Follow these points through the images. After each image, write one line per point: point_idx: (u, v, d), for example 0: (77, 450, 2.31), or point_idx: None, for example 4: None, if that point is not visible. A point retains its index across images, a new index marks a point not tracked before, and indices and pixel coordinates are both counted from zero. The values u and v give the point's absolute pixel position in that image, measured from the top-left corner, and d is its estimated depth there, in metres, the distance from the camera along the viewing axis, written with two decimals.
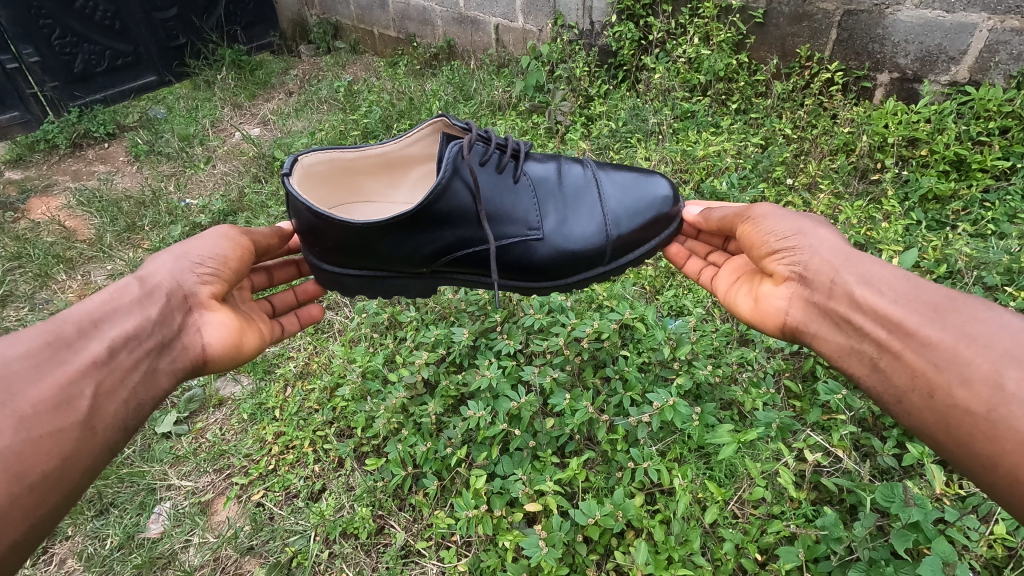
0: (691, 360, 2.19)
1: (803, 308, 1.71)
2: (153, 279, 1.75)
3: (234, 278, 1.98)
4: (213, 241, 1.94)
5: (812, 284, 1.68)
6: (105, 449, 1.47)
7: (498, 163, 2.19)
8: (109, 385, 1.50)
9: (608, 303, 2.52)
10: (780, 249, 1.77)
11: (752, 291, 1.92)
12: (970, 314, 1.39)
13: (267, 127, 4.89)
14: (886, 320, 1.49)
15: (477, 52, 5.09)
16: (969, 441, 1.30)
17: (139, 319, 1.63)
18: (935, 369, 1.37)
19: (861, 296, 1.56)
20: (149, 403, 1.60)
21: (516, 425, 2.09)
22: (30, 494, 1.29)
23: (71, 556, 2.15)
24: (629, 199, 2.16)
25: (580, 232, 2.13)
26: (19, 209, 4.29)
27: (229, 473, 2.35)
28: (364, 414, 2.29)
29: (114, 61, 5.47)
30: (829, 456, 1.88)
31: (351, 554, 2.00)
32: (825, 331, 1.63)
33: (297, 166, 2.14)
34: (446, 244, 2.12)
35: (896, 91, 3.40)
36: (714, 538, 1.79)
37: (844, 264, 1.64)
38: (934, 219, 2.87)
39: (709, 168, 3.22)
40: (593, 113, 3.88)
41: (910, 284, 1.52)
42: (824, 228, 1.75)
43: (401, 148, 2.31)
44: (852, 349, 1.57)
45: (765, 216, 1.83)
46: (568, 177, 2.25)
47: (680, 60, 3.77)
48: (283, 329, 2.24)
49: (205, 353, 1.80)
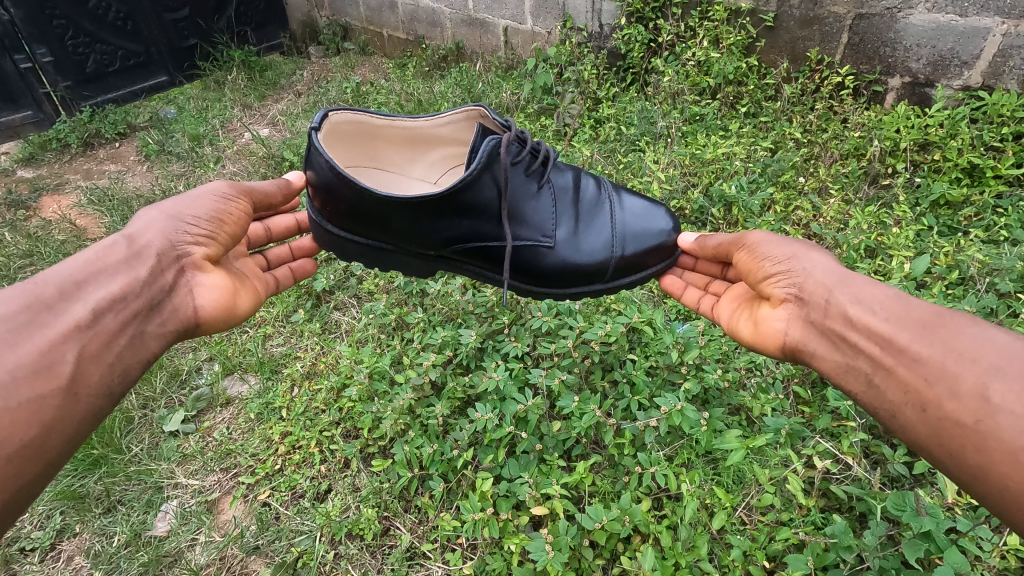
0: (700, 364, 2.18)
1: (802, 328, 1.69)
2: (142, 239, 1.76)
3: (229, 238, 1.99)
4: (206, 199, 1.93)
5: (809, 304, 1.68)
6: (92, 413, 1.51)
7: (528, 166, 2.19)
8: (92, 349, 1.53)
9: (616, 306, 2.52)
10: (776, 272, 1.78)
11: (751, 315, 1.89)
12: (957, 329, 1.40)
13: (277, 128, 4.92)
14: (879, 337, 1.49)
15: (486, 53, 5.10)
16: (959, 452, 1.30)
17: (126, 282, 1.65)
18: (926, 383, 1.38)
19: (855, 315, 1.55)
20: (136, 366, 1.64)
21: (522, 428, 2.09)
22: (16, 457, 1.32)
23: (78, 553, 2.16)
24: (640, 218, 2.17)
25: (589, 247, 2.13)
26: (31, 208, 4.33)
27: (236, 472, 2.36)
28: (371, 415, 2.29)
29: (127, 61, 5.52)
30: (839, 463, 1.86)
31: (357, 556, 2.00)
32: (825, 350, 1.61)
33: (326, 122, 2.12)
34: (462, 233, 2.12)
35: (908, 95, 3.38)
36: (721, 544, 1.77)
37: (837, 284, 1.64)
38: (946, 224, 2.85)
39: (719, 171, 3.21)
40: (602, 115, 3.88)
41: (898, 301, 1.54)
42: (818, 251, 1.76)
43: (431, 126, 2.32)
44: (848, 367, 1.55)
45: (760, 242, 1.85)
46: (584, 190, 2.27)
47: (689, 63, 3.76)
48: (278, 283, 2.33)
49: (197, 315, 1.83)
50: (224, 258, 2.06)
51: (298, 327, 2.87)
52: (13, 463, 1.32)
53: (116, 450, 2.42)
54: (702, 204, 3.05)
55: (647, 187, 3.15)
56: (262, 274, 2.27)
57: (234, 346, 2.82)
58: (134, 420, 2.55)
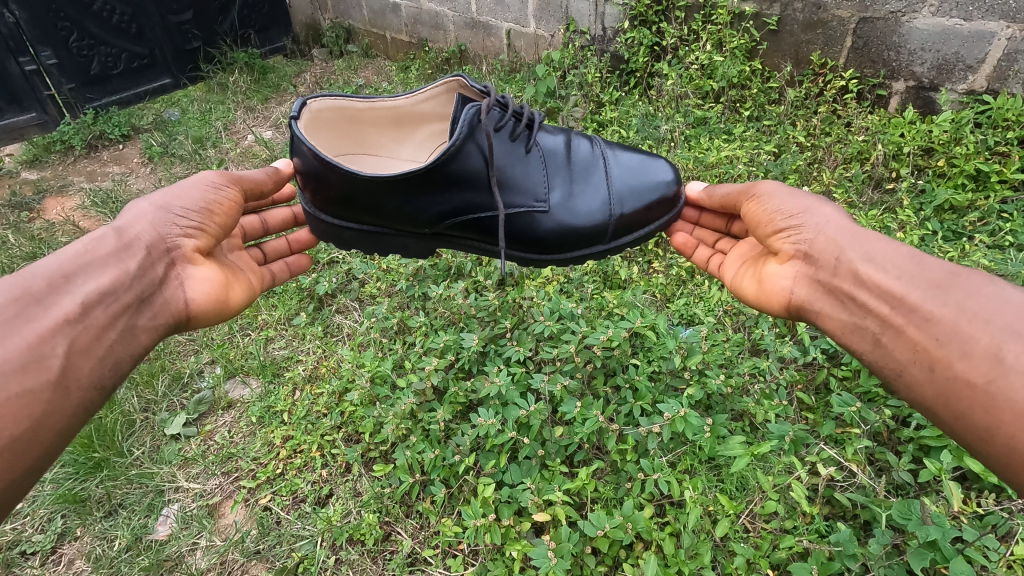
0: (703, 370, 2.17)
1: (808, 286, 1.75)
2: (132, 232, 1.77)
3: (220, 230, 2.00)
4: (197, 188, 1.94)
5: (818, 263, 1.74)
6: (83, 407, 1.51)
7: (512, 131, 2.19)
8: (82, 343, 1.53)
9: (619, 310, 2.51)
10: (786, 227, 1.84)
11: (756, 272, 1.97)
12: (972, 289, 1.44)
13: (280, 130, 4.92)
14: (890, 296, 1.55)
15: (489, 56, 5.10)
16: (966, 413, 1.34)
17: (115, 275, 1.65)
18: (936, 343, 1.42)
19: (866, 273, 1.62)
20: (127, 360, 1.64)
21: (524, 433, 2.08)
22: (7, 450, 1.33)
23: (79, 556, 2.16)
24: (634, 176, 2.15)
25: (585, 208, 2.11)
26: (34, 209, 4.35)
27: (237, 476, 2.35)
28: (373, 420, 2.28)
29: (131, 63, 5.53)
30: (843, 471, 1.85)
31: (358, 561, 1.99)
32: (832, 309, 1.69)
33: (306, 109, 2.13)
34: (454, 207, 2.12)
35: (913, 99, 3.37)
36: (725, 551, 1.76)
37: (849, 242, 1.71)
38: (951, 228, 2.83)
39: (722, 175, 3.20)
40: (605, 119, 3.87)
41: (913, 259, 1.58)
42: (828, 207, 1.83)
43: (413, 103, 2.33)
44: (856, 326, 1.62)
45: (771, 193, 1.91)
46: (576, 151, 2.25)
47: (693, 66, 3.76)
48: (275, 276, 2.34)
49: (189, 309, 1.84)
50: (216, 250, 2.07)
51: (300, 330, 2.87)
52: (3, 456, 1.32)
53: (118, 453, 2.41)
54: None
55: None
56: (258, 267, 2.27)
57: (236, 349, 2.82)
58: (136, 423, 2.54)
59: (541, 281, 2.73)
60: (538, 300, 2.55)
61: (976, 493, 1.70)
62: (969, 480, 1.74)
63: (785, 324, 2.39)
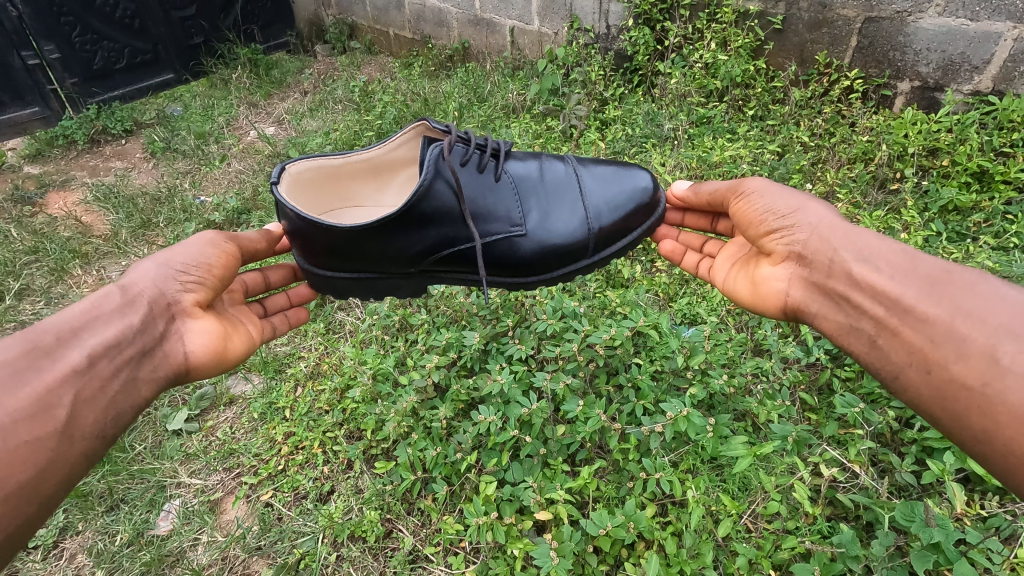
0: (706, 369, 2.17)
1: (803, 289, 1.75)
2: (136, 287, 1.76)
3: (221, 284, 1.96)
4: (200, 246, 1.91)
5: (811, 264, 1.73)
6: (85, 458, 1.51)
7: (479, 162, 2.18)
8: (87, 393, 1.53)
9: (621, 310, 2.50)
10: (779, 228, 1.82)
11: (748, 273, 1.96)
12: (966, 287, 1.45)
13: (283, 126, 4.91)
14: (885, 297, 1.54)
15: (492, 54, 5.09)
16: (964, 415, 1.35)
17: (120, 328, 1.64)
18: (931, 344, 1.43)
19: (859, 273, 1.60)
20: (129, 412, 1.62)
21: (526, 431, 2.07)
22: (10, 498, 1.35)
23: (81, 551, 2.16)
24: (611, 192, 2.14)
25: (562, 228, 2.11)
26: (37, 204, 4.35)
27: (239, 472, 2.35)
28: (375, 417, 2.27)
29: (133, 59, 5.53)
30: (846, 472, 1.84)
31: (359, 558, 1.99)
32: (827, 310, 1.68)
33: (285, 174, 2.14)
34: (433, 242, 2.11)
35: (917, 100, 3.35)
36: (726, 551, 1.75)
37: (841, 241, 1.69)
38: (955, 229, 2.82)
39: (726, 174, 3.19)
40: (608, 117, 3.86)
41: (907, 257, 1.58)
42: (819, 202, 1.81)
43: (387, 151, 2.30)
44: (851, 328, 1.61)
45: (760, 191, 1.88)
46: (549, 174, 2.24)
47: (697, 65, 3.75)
48: (274, 328, 2.26)
49: (189, 361, 1.80)
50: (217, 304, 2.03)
51: (302, 327, 2.87)
52: (6, 503, 1.34)
53: (119, 448, 2.43)
54: None
55: None
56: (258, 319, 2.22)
57: None
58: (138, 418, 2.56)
59: None
60: (541, 299, 2.50)
61: (979, 495, 1.69)
62: (973, 482, 1.73)
63: (789, 324, 2.39)
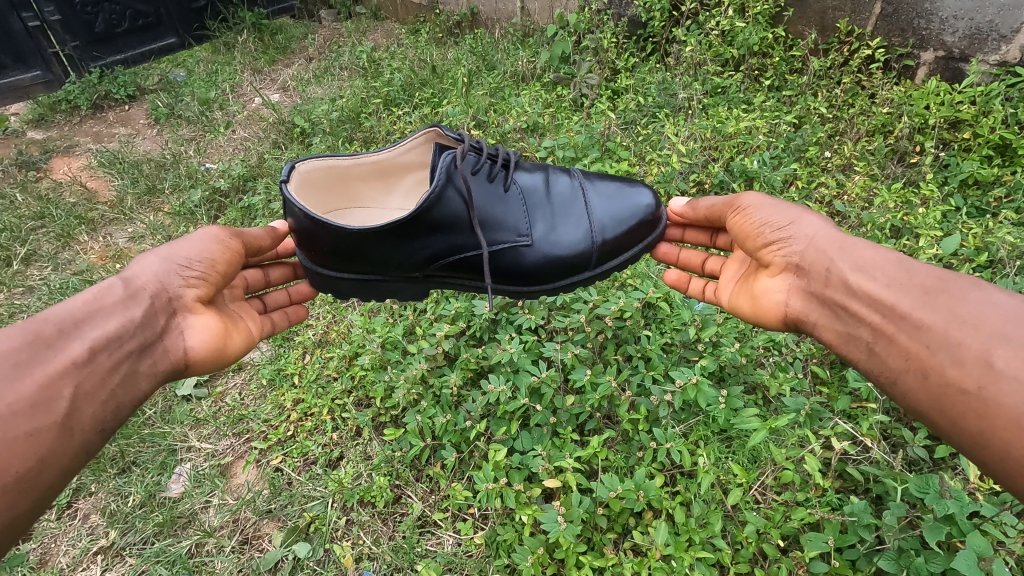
0: (717, 342, 2.15)
1: (802, 299, 1.71)
2: (138, 280, 1.74)
3: (223, 280, 1.94)
4: (202, 242, 1.89)
5: (809, 274, 1.69)
6: (85, 449, 1.49)
7: (489, 172, 2.14)
8: (88, 387, 1.51)
9: (632, 282, 2.46)
10: (776, 239, 1.78)
11: (747, 287, 1.90)
12: (960, 294, 1.41)
13: (287, 93, 4.82)
14: (881, 305, 1.50)
15: (502, 20, 4.94)
16: (961, 419, 1.31)
17: (121, 321, 1.62)
18: (927, 351, 1.38)
19: (856, 282, 1.56)
20: (129, 405, 1.60)
21: (536, 401, 2.07)
22: (9, 489, 1.32)
23: (94, 512, 2.19)
24: (619, 207, 2.08)
25: (568, 240, 2.06)
26: (41, 169, 4.32)
27: (248, 438, 2.37)
28: (384, 384, 2.27)
29: (135, 22, 5.41)
30: (857, 445, 1.83)
31: (369, 522, 2.01)
32: (826, 320, 1.63)
33: (294, 173, 2.11)
34: (439, 249, 2.07)
35: (941, 70, 3.24)
36: (735, 521, 1.76)
37: (838, 251, 1.65)
38: (975, 205, 2.76)
39: (740, 145, 3.10)
40: (620, 86, 3.76)
41: (901, 265, 1.54)
42: (814, 214, 1.77)
43: (395, 156, 2.24)
44: (849, 336, 1.57)
45: (755, 205, 1.84)
46: (556, 186, 2.18)
47: (713, 32, 3.63)
48: (274, 326, 2.25)
49: (187, 357, 1.79)
50: (216, 301, 2.01)
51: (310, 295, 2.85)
52: (7, 495, 1.31)
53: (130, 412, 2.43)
54: (723, 179, 2.94)
55: (666, 160, 3.04)
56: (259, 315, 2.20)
57: None
58: None
59: None
60: None
61: None
62: None
63: None
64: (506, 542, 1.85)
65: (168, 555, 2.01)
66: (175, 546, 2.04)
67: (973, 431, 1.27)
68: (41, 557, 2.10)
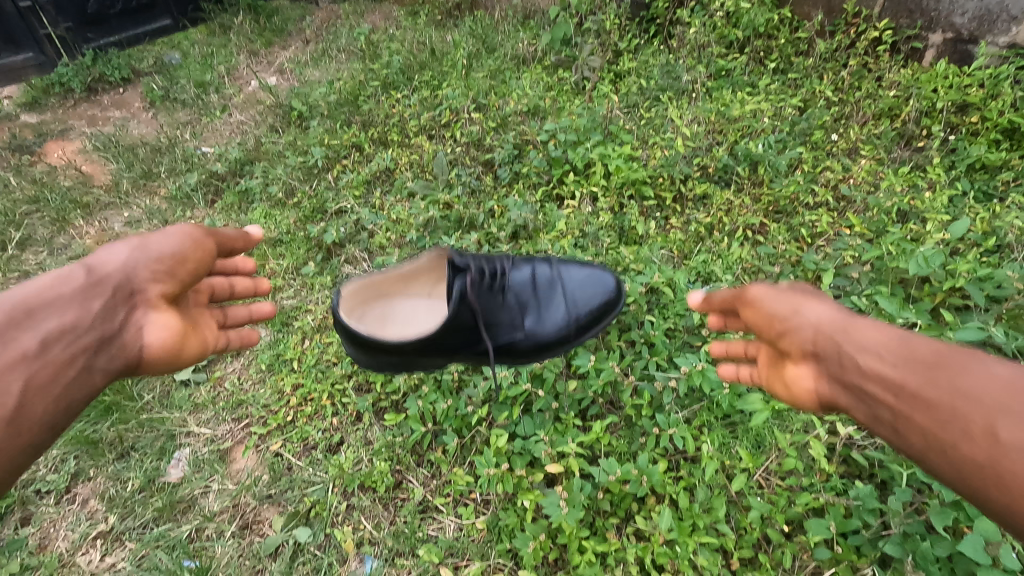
0: (722, 327, 2.11)
1: (827, 387, 1.35)
2: (103, 267, 1.50)
3: (191, 278, 1.74)
4: (176, 237, 1.70)
5: (821, 358, 1.36)
6: (32, 448, 1.26)
7: (479, 278, 1.93)
8: (40, 381, 1.29)
9: (635, 267, 2.43)
10: (779, 333, 1.46)
11: (770, 377, 1.54)
12: (961, 368, 1.14)
13: (284, 76, 4.75)
14: (888, 385, 1.21)
15: (502, 2, 4.84)
16: (982, 489, 1.06)
17: (79, 312, 1.40)
18: (935, 425, 1.12)
19: (863, 363, 1.26)
20: (80, 405, 1.39)
21: (538, 386, 2.05)
22: None
23: (93, 497, 2.18)
24: (586, 295, 2.00)
25: (556, 329, 1.95)
26: (35, 153, 4.25)
27: (248, 423, 2.35)
28: (384, 369, 2.25)
29: (128, 3, 5.30)
30: (863, 430, 1.81)
31: (370, 507, 2.00)
32: (846, 404, 1.30)
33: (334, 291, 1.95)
34: (452, 350, 1.91)
35: (948, 53, 3.18)
36: (739, 507, 1.75)
37: (841, 337, 1.33)
38: (982, 189, 2.72)
39: (745, 129, 3.02)
40: (622, 69, 3.69)
41: (901, 339, 1.25)
42: (823, 299, 1.45)
43: None
44: (870, 418, 1.24)
45: (762, 296, 1.55)
46: (529, 280, 2.02)
47: (717, 14, 3.56)
48: (228, 342, 1.95)
49: (142, 358, 1.55)
50: (178, 302, 1.78)
51: (308, 280, 2.83)
52: None
53: (128, 397, 2.40)
54: (728, 163, 2.86)
55: (670, 144, 2.98)
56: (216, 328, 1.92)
57: None
58: (145, 368, 2.52)
59: (555, 235, 2.64)
60: None
61: None
62: None
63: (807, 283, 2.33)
64: (508, 527, 1.84)
65: (169, 540, 2.01)
66: (176, 531, 2.03)
67: (993, 504, 1.03)
68: (41, 542, 2.09)
